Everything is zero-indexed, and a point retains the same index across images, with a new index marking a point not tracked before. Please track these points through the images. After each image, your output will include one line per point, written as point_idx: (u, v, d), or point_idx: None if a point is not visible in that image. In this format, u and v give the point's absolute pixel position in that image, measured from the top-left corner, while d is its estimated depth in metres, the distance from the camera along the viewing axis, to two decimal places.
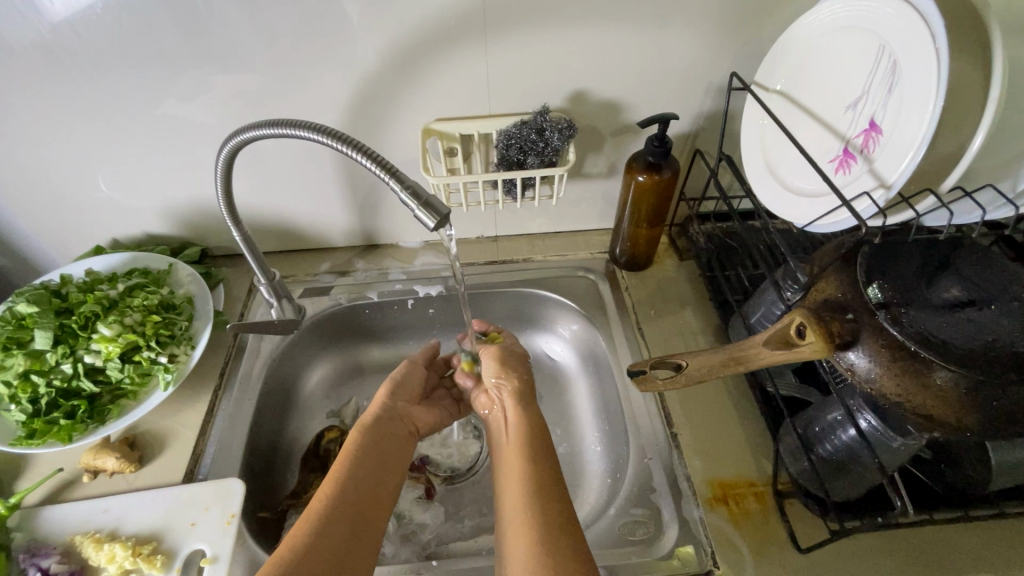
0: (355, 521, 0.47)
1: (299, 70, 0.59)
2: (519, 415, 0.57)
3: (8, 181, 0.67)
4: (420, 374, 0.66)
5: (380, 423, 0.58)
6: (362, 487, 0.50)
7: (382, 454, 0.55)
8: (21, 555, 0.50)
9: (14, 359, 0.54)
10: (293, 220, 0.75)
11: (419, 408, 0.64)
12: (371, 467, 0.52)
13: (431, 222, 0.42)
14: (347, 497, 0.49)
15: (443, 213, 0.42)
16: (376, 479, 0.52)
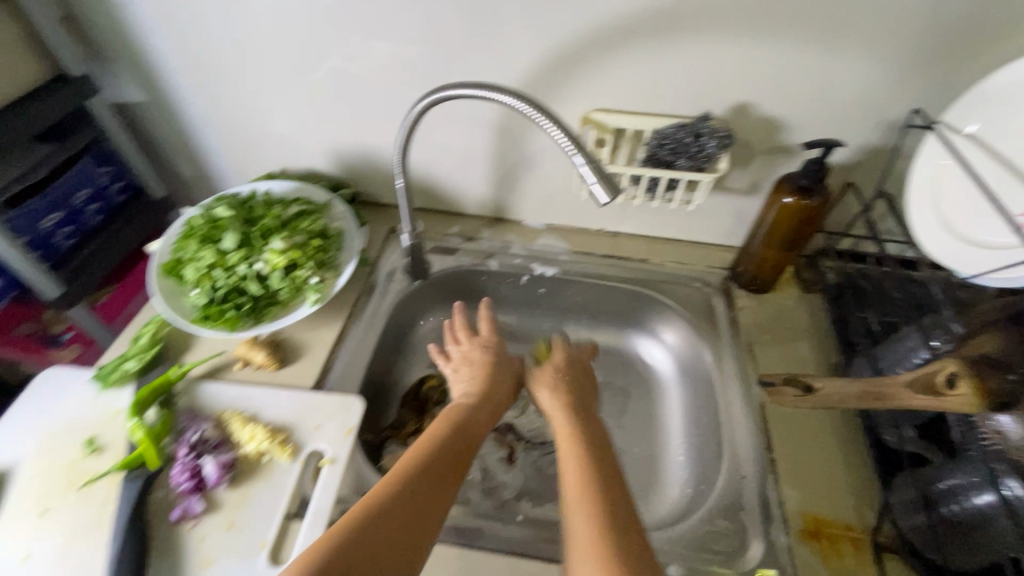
0: (444, 469, 0.48)
1: (484, 41, 0.64)
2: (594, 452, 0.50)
3: (219, 104, 0.78)
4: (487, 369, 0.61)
5: (484, 381, 0.60)
6: (459, 440, 0.51)
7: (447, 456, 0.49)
8: (183, 416, 0.59)
9: (206, 252, 0.65)
10: (437, 181, 0.81)
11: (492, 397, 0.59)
12: (471, 425, 0.54)
13: (604, 197, 0.45)
14: (443, 446, 0.50)
15: (616, 190, 0.46)
16: (475, 436, 0.53)
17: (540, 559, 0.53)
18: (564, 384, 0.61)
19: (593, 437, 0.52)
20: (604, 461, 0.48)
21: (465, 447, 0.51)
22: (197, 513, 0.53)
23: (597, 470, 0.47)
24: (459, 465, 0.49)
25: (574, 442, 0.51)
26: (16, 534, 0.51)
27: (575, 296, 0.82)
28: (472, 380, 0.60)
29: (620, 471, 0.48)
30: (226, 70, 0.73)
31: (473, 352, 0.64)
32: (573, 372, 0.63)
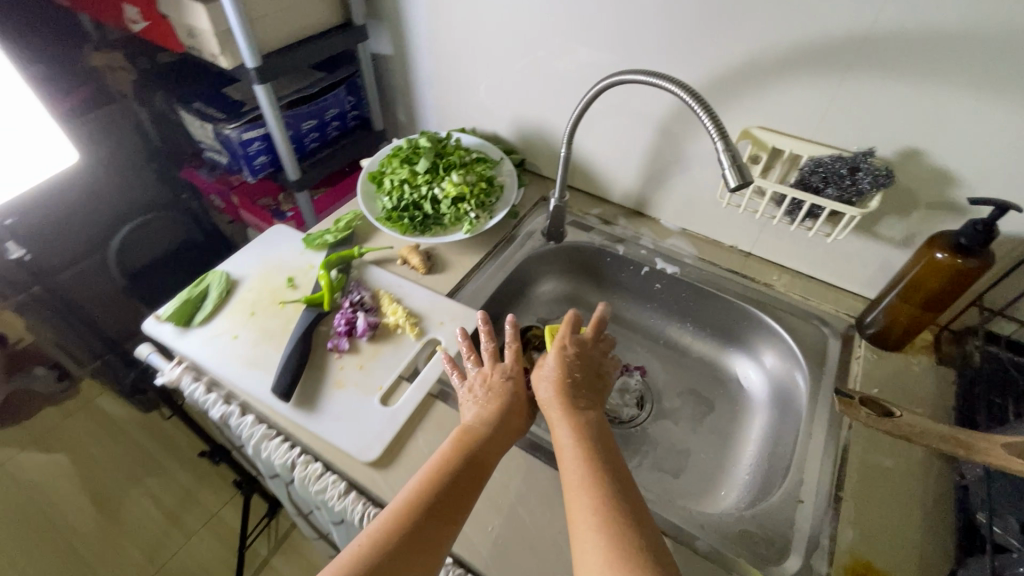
0: (449, 505, 0.47)
1: (669, 47, 0.72)
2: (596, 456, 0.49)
3: (442, 65, 0.97)
4: (497, 385, 0.58)
5: (497, 405, 0.56)
6: (461, 472, 0.49)
7: (456, 480, 0.48)
8: (352, 282, 0.77)
9: (403, 170, 0.82)
10: (593, 165, 0.91)
11: (507, 410, 0.56)
12: (478, 451, 0.51)
13: (734, 181, 0.51)
14: (442, 483, 0.48)
15: (746, 180, 0.51)
16: (483, 465, 0.51)
17: None
18: (567, 378, 0.57)
19: (599, 450, 0.50)
20: (609, 477, 0.47)
21: (476, 468, 0.50)
22: (344, 350, 0.69)
23: (603, 490, 0.45)
24: (471, 487, 0.49)
25: (579, 457, 0.49)
26: (235, 319, 0.71)
27: (687, 299, 0.87)
28: (482, 406, 0.56)
29: (627, 487, 0.47)
30: (455, 39, 0.91)
31: (489, 378, 0.58)
32: (578, 370, 0.58)
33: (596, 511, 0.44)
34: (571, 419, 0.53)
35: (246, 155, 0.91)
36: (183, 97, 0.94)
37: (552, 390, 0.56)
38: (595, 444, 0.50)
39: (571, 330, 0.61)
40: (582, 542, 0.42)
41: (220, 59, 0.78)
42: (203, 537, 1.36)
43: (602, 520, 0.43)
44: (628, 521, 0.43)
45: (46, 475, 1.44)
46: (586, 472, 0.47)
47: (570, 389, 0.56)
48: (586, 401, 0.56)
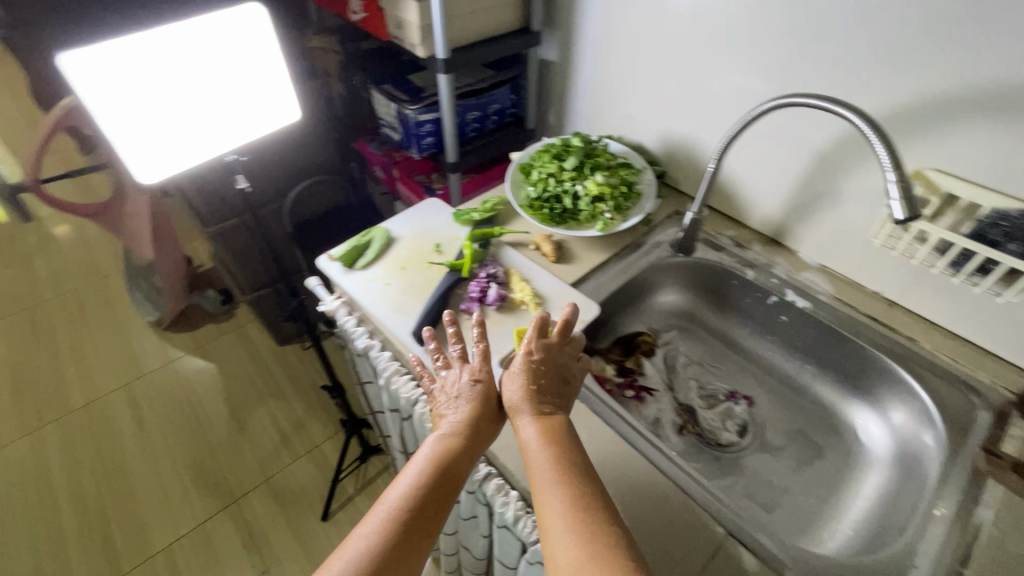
0: (424, 518, 0.48)
1: (846, 76, 0.71)
2: (564, 461, 0.50)
3: (603, 74, 1.02)
4: (469, 394, 0.57)
5: (472, 410, 0.56)
6: (439, 486, 0.50)
7: (430, 494, 0.50)
8: (489, 257, 0.85)
9: (552, 164, 0.89)
10: (736, 187, 0.91)
11: (477, 419, 0.56)
12: (454, 463, 0.52)
13: (900, 214, 0.52)
14: (422, 498, 0.49)
15: (915, 214, 0.52)
16: (458, 477, 0.52)
17: (671, 481, 0.62)
18: (537, 383, 0.57)
19: (566, 453, 0.52)
20: (579, 479, 0.49)
21: (447, 479, 0.51)
22: (473, 313, 0.76)
23: (573, 494, 0.48)
24: (443, 497, 0.50)
25: (549, 461, 0.50)
26: (388, 269, 0.82)
27: (813, 339, 0.83)
28: (457, 414, 0.56)
29: (594, 487, 0.49)
30: (622, 50, 0.96)
31: (461, 382, 0.58)
32: (545, 373, 0.58)
33: (569, 516, 0.46)
34: (539, 422, 0.54)
35: (418, 134, 1.04)
36: (377, 79, 1.09)
37: (520, 394, 0.56)
38: (562, 447, 0.52)
39: (538, 333, 0.59)
40: (554, 544, 0.45)
41: (417, 48, 0.90)
42: (305, 462, 1.54)
43: (575, 525, 0.45)
44: (597, 522, 0.45)
45: (199, 378, 1.72)
46: (556, 477, 0.49)
47: (538, 393, 0.56)
48: (552, 404, 0.56)
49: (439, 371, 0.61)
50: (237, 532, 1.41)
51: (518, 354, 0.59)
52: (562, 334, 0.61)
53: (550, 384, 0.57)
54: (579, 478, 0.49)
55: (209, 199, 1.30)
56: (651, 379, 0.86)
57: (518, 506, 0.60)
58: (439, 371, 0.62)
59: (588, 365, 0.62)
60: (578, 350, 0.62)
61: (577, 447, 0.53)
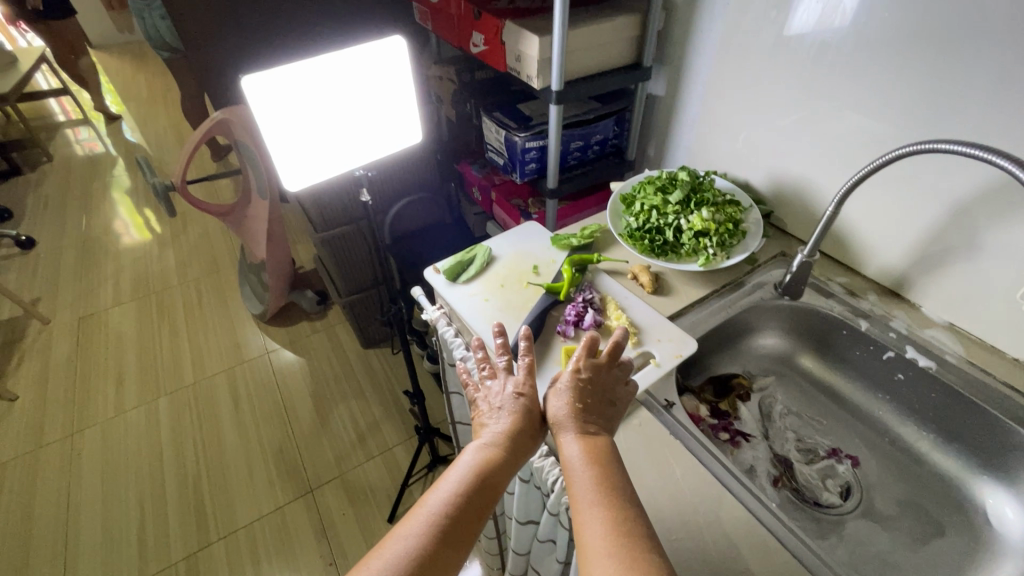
0: (462, 525, 0.50)
1: (995, 123, 0.66)
2: (604, 483, 0.50)
3: (712, 110, 1.02)
4: (512, 407, 0.58)
5: (515, 422, 0.57)
6: (477, 497, 0.51)
7: (468, 501, 0.51)
8: (586, 282, 0.86)
9: (657, 196, 0.90)
10: (852, 232, 0.86)
11: (518, 432, 0.57)
12: (494, 474, 0.53)
13: None
14: (461, 507, 0.50)
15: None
16: (496, 488, 0.53)
17: (770, 534, 0.60)
18: (582, 403, 0.57)
19: (608, 473, 0.51)
20: (620, 503, 0.49)
21: (485, 489, 0.52)
22: (568, 336, 0.77)
23: (614, 517, 0.47)
24: (480, 507, 0.51)
25: (591, 481, 0.50)
26: (489, 286, 0.86)
27: (937, 403, 0.76)
28: (499, 424, 0.57)
29: (636, 512, 0.48)
30: (735, 87, 0.95)
31: (505, 394, 0.59)
32: (590, 393, 0.58)
33: (608, 539, 0.46)
34: (582, 440, 0.54)
35: (522, 160, 1.08)
36: (488, 107, 1.16)
37: (564, 411, 0.56)
38: (604, 466, 0.52)
39: (587, 352, 0.60)
40: (592, 566, 0.45)
41: (533, 80, 0.95)
42: (377, 463, 1.61)
43: (614, 549, 0.45)
44: (636, 547, 0.45)
45: (290, 371, 1.86)
46: (597, 498, 0.49)
47: (583, 411, 0.56)
48: (595, 423, 0.56)
49: (486, 381, 0.63)
50: (311, 521, 1.48)
51: (566, 371, 0.59)
52: (610, 356, 0.61)
53: (595, 404, 0.57)
54: (620, 502, 0.49)
55: (323, 207, 1.43)
56: (747, 425, 0.81)
57: None
58: (485, 380, 0.63)
59: (635, 390, 0.62)
60: (625, 373, 0.62)
61: (618, 470, 0.52)
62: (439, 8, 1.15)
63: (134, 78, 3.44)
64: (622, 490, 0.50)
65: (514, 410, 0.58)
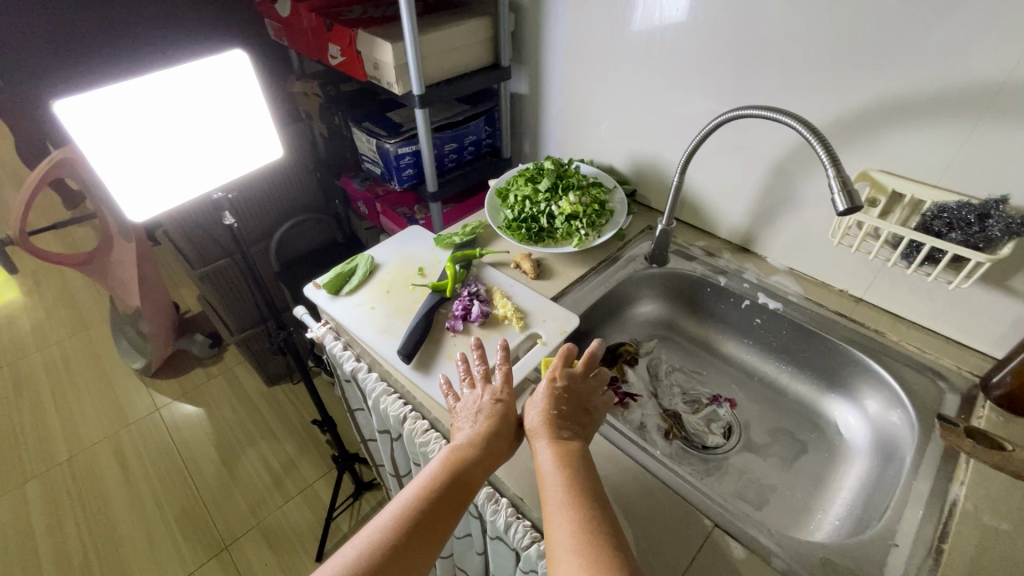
0: (432, 520, 0.50)
1: (790, 92, 0.78)
2: (574, 481, 0.51)
3: (571, 102, 1.09)
4: (492, 412, 0.60)
5: (489, 425, 0.58)
6: (449, 493, 0.52)
7: (442, 498, 0.51)
8: (471, 277, 0.88)
9: (527, 187, 0.94)
10: (703, 199, 0.96)
11: (497, 436, 0.58)
12: (468, 472, 0.54)
13: (842, 206, 0.55)
14: (432, 501, 0.51)
15: (856, 204, 0.54)
16: (470, 486, 0.54)
17: (661, 481, 0.64)
18: (557, 408, 0.59)
19: (579, 477, 0.52)
20: (590, 500, 0.50)
21: (459, 488, 0.53)
22: (457, 330, 0.78)
23: (581, 515, 0.48)
24: (454, 504, 0.52)
25: (561, 481, 0.51)
26: (374, 293, 0.85)
27: (788, 338, 0.86)
28: (474, 426, 0.58)
29: (603, 513, 0.49)
30: (587, 78, 1.02)
31: (481, 399, 0.61)
32: (566, 401, 0.60)
33: (574, 535, 0.46)
34: (555, 445, 0.55)
35: (398, 166, 1.08)
36: (356, 118, 1.15)
37: (539, 418, 0.58)
38: (575, 470, 0.53)
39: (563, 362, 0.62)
40: (557, 561, 0.45)
41: (394, 86, 0.95)
42: (297, 503, 1.51)
43: (579, 544, 0.46)
44: (601, 544, 0.45)
45: (186, 424, 1.70)
46: (566, 498, 0.50)
47: (557, 417, 0.58)
48: (570, 429, 0.58)
49: (464, 390, 0.65)
50: None
51: (543, 381, 0.62)
52: (585, 367, 0.63)
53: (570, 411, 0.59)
54: (588, 499, 0.50)
55: (196, 241, 1.33)
56: (634, 386, 0.88)
57: (509, 512, 0.61)
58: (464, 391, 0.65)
59: (610, 400, 0.64)
60: (600, 383, 0.64)
61: (590, 472, 0.53)
62: (292, 23, 1.12)
63: None
64: (590, 489, 0.51)
65: (495, 416, 0.59)
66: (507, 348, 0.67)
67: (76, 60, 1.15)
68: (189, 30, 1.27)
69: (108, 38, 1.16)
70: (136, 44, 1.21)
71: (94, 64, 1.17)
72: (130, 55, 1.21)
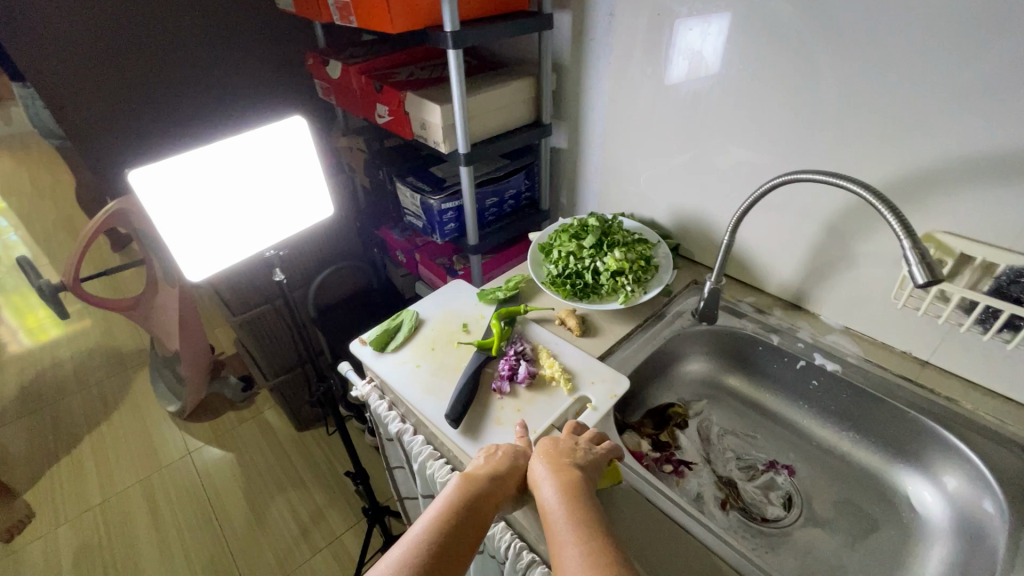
0: (452, 550, 0.51)
1: (843, 151, 0.76)
2: (578, 512, 0.52)
3: (612, 157, 1.09)
4: (498, 460, 0.61)
5: (499, 467, 0.60)
6: (466, 518, 0.54)
7: (456, 526, 0.52)
8: (516, 334, 0.87)
9: (571, 243, 0.94)
10: (751, 254, 0.94)
11: (505, 479, 0.59)
12: (480, 500, 0.56)
13: (923, 278, 0.53)
14: (452, 524, 0.52)
15: (936, 276, 0.52)
16: (483, 515, 0.55)
17: (726, 562, 0.60)
18: (558, 456, 0.60)
19: (586, 510, 0.53)
20: (598, 528, 0.50)
21: (475, 519, 0.54)
22: (505, 392, 0.76)
23: (589, 545, 0.48)
24: (470, 534, 0.53)
25: (568, 514, 0.52)
26: (419, 351, 0.84)
27: (850, 402, 0.82)
28: (485, 465, 0.60)
29: (612, 542, 0.49)
30: (628, 135, 1.03)
31: (491, 451, 0.63)
32: (567, 449, 0.61)
33: (585, 565, 0.46)
34: (560, 484, 0.56)
35: (441, 222, 1.09)
36: (400, 173, 1.18)
37: (544, 465, 0.59)
38: (580, 504, 0.53)
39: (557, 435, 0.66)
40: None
41: (440, 145, 0.98)
42: (324, 556, 1.47)
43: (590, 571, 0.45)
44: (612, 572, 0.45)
45: (217, 469, 1.69)
46: (574, 527, 0.50)
47: (560, 461, 0.59)
48: (574, 468, 0.58)
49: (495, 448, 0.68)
50: None
51: (544, 439, 0.64)
52: (572, 431, 0.66)
53: (571, 455, 0.60)
54: (594, 529, 0.50)
55: (240, 290, 1.36)
56: (687, 453, 0.84)
57: None
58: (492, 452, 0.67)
59: (613, 447, 0.64)
60: (597, 437, 0.65)
61: (595, 505, 0.54)
62: (341, 83, 1.17)
63: (16, 173, 3.18)
64: (596, 518, 0.52)
65: (501, 464, 0.61)
66: (525, 426, 0.69)
67: (138, 120, 1.22)
68: (243, 91, 1.34)
69: (170, 99, 1.23)
70: (195, 105, 1.28)
71: (154, 124, 1.24)
72: (188, 114, 1.28)
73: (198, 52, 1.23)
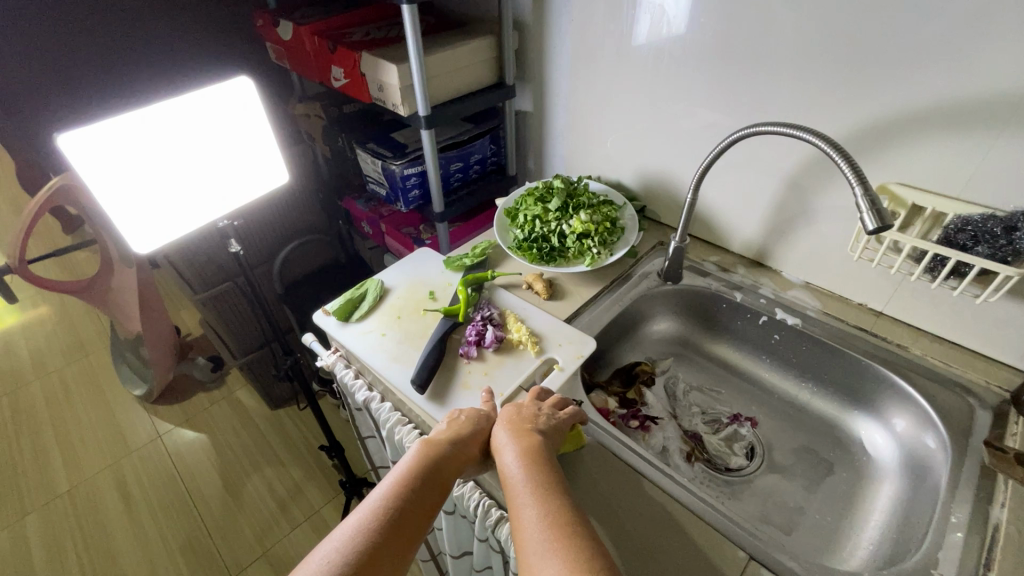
0: (413, 514, 0.51)
1: (802, 106, 0.77)
2: (538, 475, 0.53)
3: (577, 118, 1.08)
4: (461, 427, 0.61)
5: (461, 434, 0.60)
6: (427, 484, 0.54)
7: (417, 491, 0.52)
8: (483, 300, 0.86)
9: (537, 207, 0.93)
10: (715, 213, 0.94)
11: (467, 445, 0.59)
12: (442, 466, 0.56)
13: (872, 224, 0.54)
14: (412, 489, 0.52)
15: (885, 222, 0.53)
16: (445, 480, 0.55)
17: (688, 509, 0.62)
18: (521, 422, 0.60)
19: (547, 473, 0.53)
20: (557, 490, 0.51)
21: (436, 485, 0.54)
22: (472, 357, 0.76)
23: (547, 507, 0.49)
24: (430, 499, 0.53)
25: (528, 477, 0.52)
26: (384, 319, 0.83)
27: (808, 354, 0.85)
28: (448, 431, 0.60)
29: (571, 503, 0.50)
30: (593, 95, 1.02)
31: (455, 417, 0.63)
32: (530, 415, 0.62)
33: (544, 526, 0.47)
34: (522, 448, 0.56)
35: (404, 188, 1.07)
36: (361, 140, 1.14)
37: (507, 430, 0.59)
38: (541, 468, 0.54)
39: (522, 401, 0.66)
40: (527, 546, 0.46)
41: (400, 108, 0.94)
42: (304, 530, 1.48)
43: (548, 531, 0.46)
44: (568, 533, 0.46)
45: (189, 450, 1.67)
46: (534, 489, 0.51)
47: (523, 427, 0.59)
48: (537, 433, 0.59)
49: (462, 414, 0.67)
50: None
51: (507, 406, 0.64)
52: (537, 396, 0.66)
53: (533, 421, 0.61)
54: (553, 491, 0.51)
55: (200, 266, 1.31)
56: (654, 409, 0.86)
57: None
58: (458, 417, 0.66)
59: (577, 412, 0.65)
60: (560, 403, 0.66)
61: (555, 468, 0.54)
62: (294, 45, 1.11)
63: None
64: (556, 481, 0.52)
65: (464, 430, 0.61)
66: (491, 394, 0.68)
67: (76, 88, 1.14)
68: (189, 55, 1.26)
69: (108, 65, 1.15)
70: (136, 70, 1.20)
71: (94, 91, 1.16)
72: (130, 80, 1.20)
73: (135, 13, 1.14)
